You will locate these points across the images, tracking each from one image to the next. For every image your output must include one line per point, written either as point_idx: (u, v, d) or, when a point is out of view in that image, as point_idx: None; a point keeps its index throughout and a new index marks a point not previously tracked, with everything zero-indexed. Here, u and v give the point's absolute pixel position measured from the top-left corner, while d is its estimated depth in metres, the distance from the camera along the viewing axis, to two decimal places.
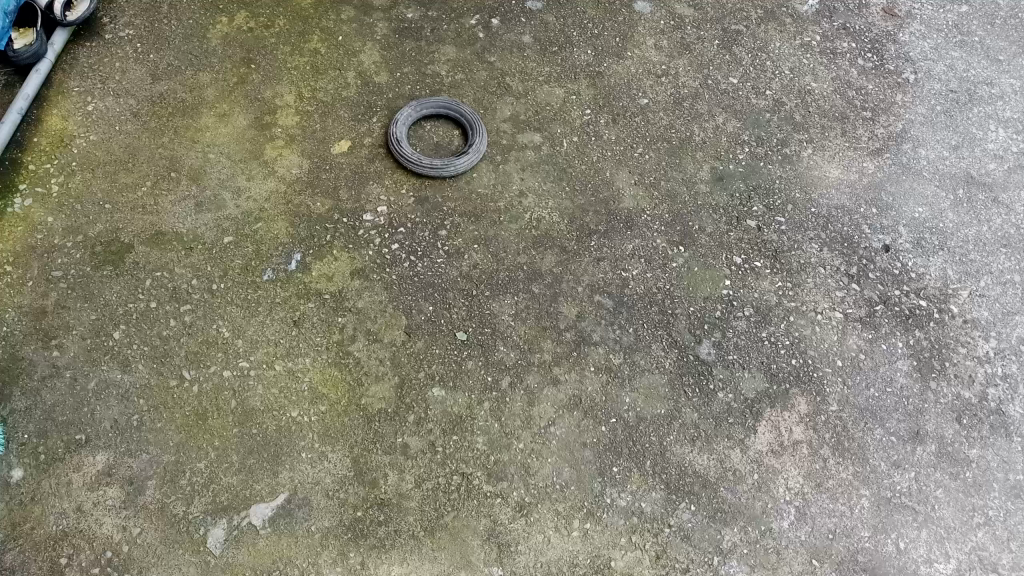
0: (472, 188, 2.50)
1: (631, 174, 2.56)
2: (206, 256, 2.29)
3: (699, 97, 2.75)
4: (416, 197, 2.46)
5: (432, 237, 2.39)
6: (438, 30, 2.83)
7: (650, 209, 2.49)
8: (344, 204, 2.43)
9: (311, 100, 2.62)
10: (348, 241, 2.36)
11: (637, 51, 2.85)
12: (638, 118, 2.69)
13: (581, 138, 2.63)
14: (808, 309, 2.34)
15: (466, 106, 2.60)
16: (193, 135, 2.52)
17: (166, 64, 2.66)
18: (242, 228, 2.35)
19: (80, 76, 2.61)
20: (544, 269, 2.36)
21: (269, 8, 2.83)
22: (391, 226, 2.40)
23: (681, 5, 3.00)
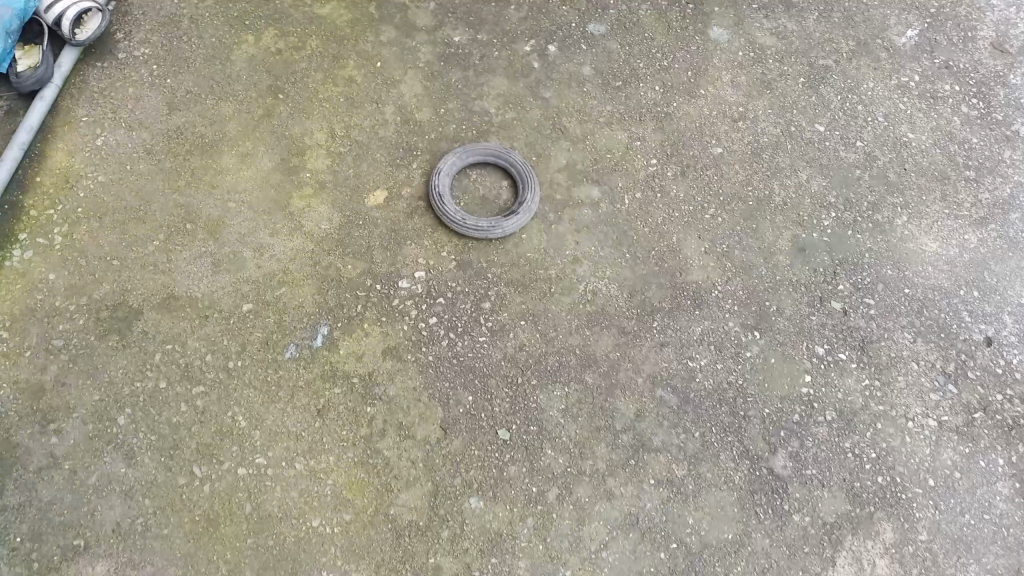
0: (521, 251, 2.22)
1: (701, 239, 2.26)
2: (223, 327, 2.06)
3: (780, 147, 2.43)
4: (459, 260, 2.19)
5: (475, 310, 2.12)
6: (488, 57, 2.52)
7: (722, 283, 2.20)
8: (378, 267, 2.17)
9: (344, 140, 2.34)
10: (380, 313, 2.10)
11: (711, 89, 2.53)
12: (711, 170, 2.37)
13: (646, 194, 2.33)
14: (899, 414, 2.05)
15: (517, 154, 2.32)
16: (212, 178, 2.26)
17: (183, 91, 2.39)
18: (263, 294, 2.11)
19: (89, 103, 2.35)
20: (599, 354, 2.07)
21: (300, 25, 2.54)
22: (429, 295, 2.13)
23: (762, 33, 2.66)
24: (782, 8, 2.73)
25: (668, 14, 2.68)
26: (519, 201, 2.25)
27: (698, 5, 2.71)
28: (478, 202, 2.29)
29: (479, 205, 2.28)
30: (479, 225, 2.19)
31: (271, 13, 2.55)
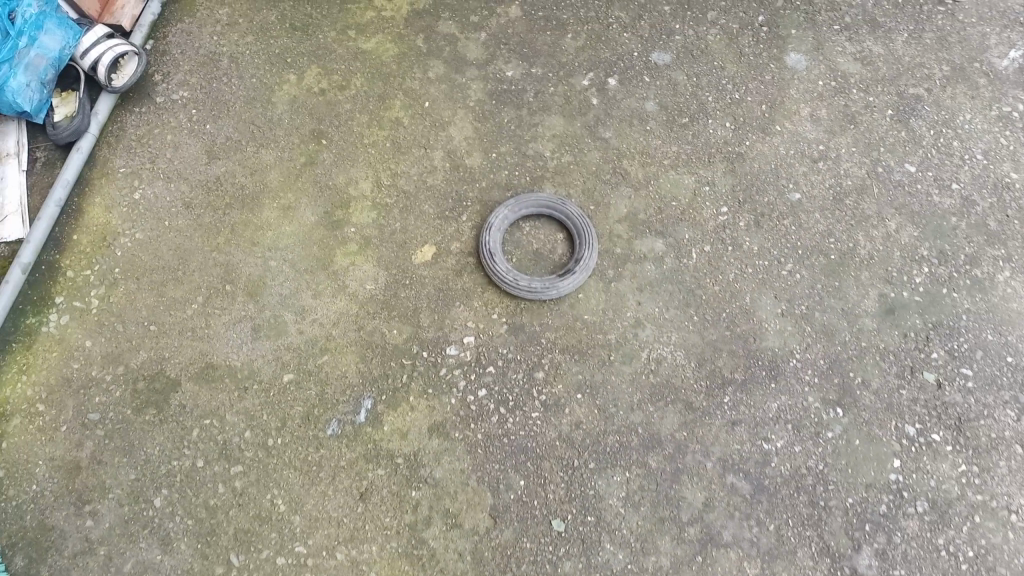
0: (578, 313, 2.05)
1: (777, 299, 2.06)
2: (262, 400, 1.96)
3: (866, 191, 2.20)
4: (511, 324, 2.04)
5: (528, 381, 1.97)
6: (543, 93, 2.36)
7: (800, 350, 2.00)
8: (425, 332, 2.03)
9: (389, 189, 2.20)
10: (427, 385, 1.97)
11: (787, 124, 2.31)
12: (788, 219, 2.16)
13: (715, 247, 2.13)
14: (1000, 506, 1.82)
15: (573, 205, 2.15)
16: (252, 234, 2.14)
17: (223, 137, 2.27)
18: (304, 363, 2.00)
19: (126, 152, 2.25)
20: (664, 434, 1.90)
21: (344, 61, 2.39)
22: (479, 364, 1.99)
23: (844, 58, 2.43)
24: (866, 29, 2.50)
25: (740, 38, 2.47)
26: (576, 257, 2.08)
27: (773, 28, 2.49)
28: (532, 258, 2.13)
29: (532, 262, 2.12)
30: (533, 286, 2.03)
31: (313, 48, 2.42)
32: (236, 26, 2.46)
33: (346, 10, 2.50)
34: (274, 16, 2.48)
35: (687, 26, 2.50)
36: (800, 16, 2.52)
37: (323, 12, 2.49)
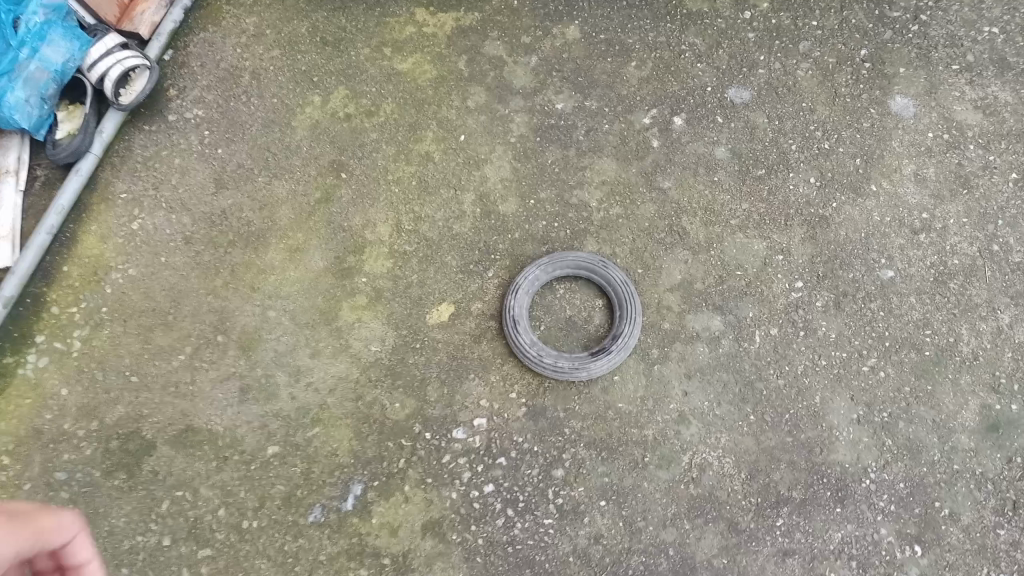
0: (612, 402, 1.73)
1: (854, 402, 1.71)
2: (242, 475, 1.72)
3: (976, 273, 1.84)
4: (531, 407, 1.74)
5: (544, 480, 1.67)
6: (596, 132, 2.05)
7: (878, 468, 1.65)
8: (431, 409, 1.76)
9: (410, 234, 1.93)
10: (427, 473, 1.70)
11: (885, 184, 1.95)
12: (876, 302, 1.80)
13: (784, 330, 1.79)
14: None
15: (617, 267, 1.82)
16: (254, 278, 1.91)
17: (234, 164, 2.06)
18: (292, 436, 1.75)
19: (130, 175, 2.07)
20: (699, 561, 1.59)
21: (376, 83, 2.14)
22: (488, 453, 1.70)
23: (962, 107, 2.05)
24: (992, 70, 2.12)
25: (836, 75, 2.11)
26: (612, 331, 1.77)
27: (877, 64, 2.13)
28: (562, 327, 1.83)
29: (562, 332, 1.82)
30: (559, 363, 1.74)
31: (343, 67, 2.18)
32: (262, 38, 2.24)
33: (383, 24, 2.24)
34: (305, 28, 2.25)
35: (773, 58, 2.14)
36: (912, 51, 2.14)
37: (359, 26, 2.24)
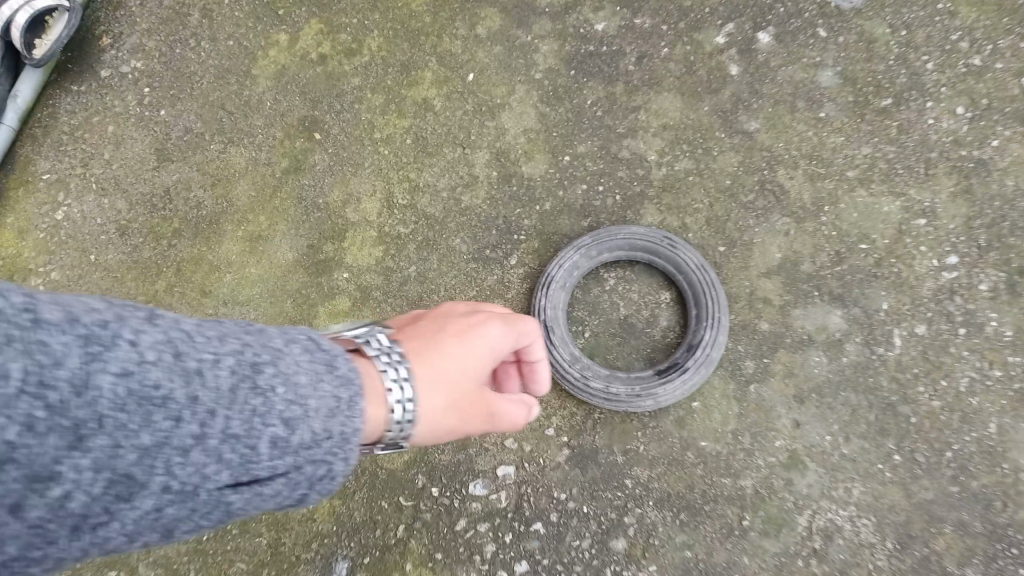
0: (690, 439, 1.26)
1: None
2: (192, 550, 1.28)
3: None
4: (575, 450, 1.27)
5: (597, 554, 1.22)
6: (651, 59, 1.51)
7: None
8: (440, 453, 1.28)
9: (405, 211, 1.44)
10: (435, 545, 1.24)
11: None
12: None
13: (935, 328, 1.27)
14: None
15: (690, 250, 1.30)
16: (205, 279, 1.45)
17: (180, 128, 1.58)
18: None
19: (55, 150, 1.62)
20: None
21: (358, 12, 1.63)
22: (519, 516, 1.24)
23: None
24: None
25: None
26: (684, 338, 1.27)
27: None
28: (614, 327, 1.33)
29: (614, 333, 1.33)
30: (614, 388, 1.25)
31: None
32: None
33: None
34: None
35: None
36: None
37: None
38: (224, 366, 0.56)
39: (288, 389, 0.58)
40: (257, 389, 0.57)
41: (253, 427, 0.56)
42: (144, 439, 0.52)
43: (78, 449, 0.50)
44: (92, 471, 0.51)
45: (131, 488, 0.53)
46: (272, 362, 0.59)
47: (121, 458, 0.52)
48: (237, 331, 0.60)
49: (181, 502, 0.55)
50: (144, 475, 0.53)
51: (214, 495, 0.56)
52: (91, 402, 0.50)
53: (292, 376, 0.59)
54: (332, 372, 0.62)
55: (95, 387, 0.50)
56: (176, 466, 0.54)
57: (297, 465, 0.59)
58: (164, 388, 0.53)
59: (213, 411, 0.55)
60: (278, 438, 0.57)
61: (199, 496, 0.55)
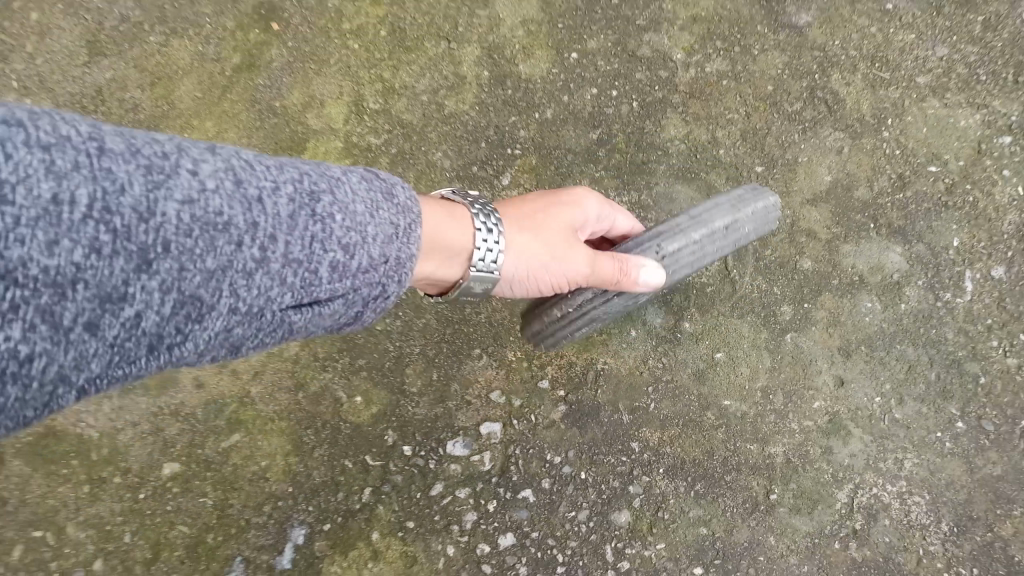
0: (711, 397, 1.04)
1: None
2: (128, 508, 1.07)
3: None
4: (574, 407, 1.06)
5: (596, 528, 1.01)
6: None
7: None
8: (416, 406, 1.09)
9: (378, 117, 1.20)
10: (405, 513, 1.04)
11: None
12: None
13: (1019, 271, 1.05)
14: None
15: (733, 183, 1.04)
16: None
17: (116, 15, 1.33)
18: (197, 448, 1.09)
19: None
20: None
21: None
22: (505, 482, 1.04)
23: None
24: None
25: None
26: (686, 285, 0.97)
27: None
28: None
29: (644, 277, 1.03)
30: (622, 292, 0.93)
31: None
32: None
33: None
34: None
35: None
36: None
37: None
38: (280, 196, 0.55)
39: (346, 224, 0.58)
40: (316, 221, 0.56)
41: (319, 250, 0.56)
42: (212, 265, 0.50)
43: (147, 273, 0.47)
44: (179, 292, 0.49)
45: (200, 310, 0.50)
46: (352, 195, 0.60)
47: (189, 280, 0.49)
48: (287, 167, 0.58)
49: (254, 324, 0.55)
50: (210, 304, 0.51)
51: (277, 316, 0.56)
52: (156, 229, 0.47)
53: (352, 217, 0.59)
54: (388, 211, 0.63)
55: (160, 216, 0.47)
56: (243, 293, 0.52)
57: (354, 288, 0.60)
58: (243, 225, 0.52)
59: (283, 243, 0.54)
60: (338, 263, 0.58)
61: (266, 318, 0.55)
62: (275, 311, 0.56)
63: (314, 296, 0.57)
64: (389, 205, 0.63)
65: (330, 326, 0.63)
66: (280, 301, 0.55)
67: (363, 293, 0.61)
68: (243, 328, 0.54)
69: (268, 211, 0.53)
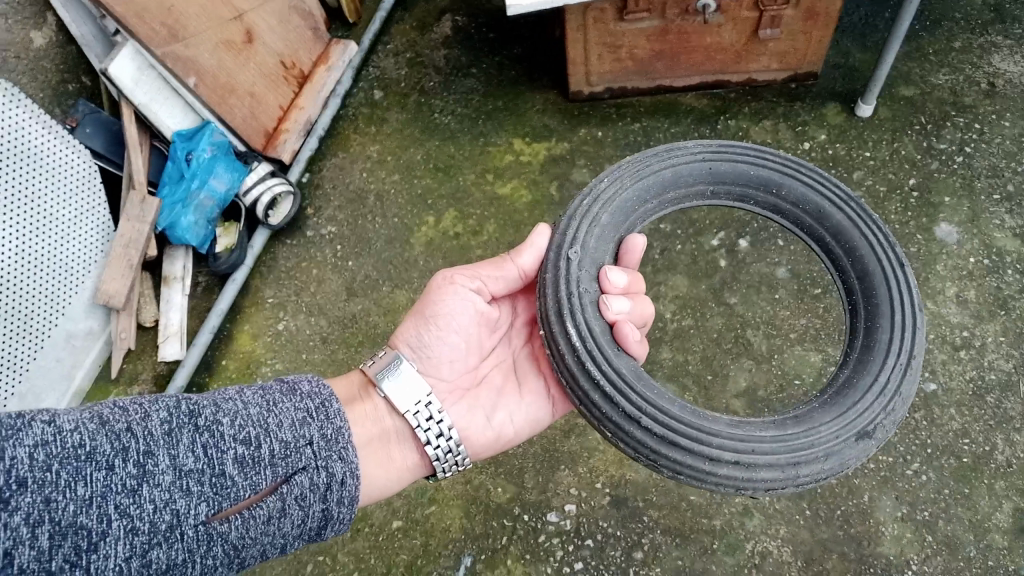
0: (683, 493, 2.03)
1: (898, 501, 1.96)
2: (372, 544, 2.08)
3: (1011, 389, 2.08)
4: (614, 496, 2.06)
5: (625, 559, 1.98)
6: (671, 250, 2.40)
7: (918, 560, 1.90)
8: (528, 493, 2.09)
9: None
10: (525, 550, 2.02)
11: (930, 304, 2.21)
12: (920, 412, 2.06)
13: None
14: None
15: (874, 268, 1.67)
16: None
17: (363, 275, 2.46)
18: (412, 512, 2.11)
19: (277, 282, 2.50)
20: None
21: (480, 206, 2.53)
22: (577, 534, 2.02)
23: (1002, 234, 2.32)
24: None
25: (887, 203, 2.40)
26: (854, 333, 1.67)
27: (924, 193, 2.41)
28: (589, 307, 1.55)
29: (589, 295, 1.57)
30: (547, 273, 1.60)
31: (453, 191, 2.58)
32: (384, 164, 2.67)
33: (486, 153, 2.64)
34: (420, 155, 2.67)
35: None
36: (956, 181, 2.43)
37: (465, 154, 2.65)
38: (151, 421, 1.02)
39: (231, 425, 1.08)
40: (203, 430, 1.05)
41: (219, 450, 1.05)
42: (81, 492, 0.92)
43: (15, 509, 0.87)
44: (75, 518, 0.91)
45: (84, 539, 0.91)
46: (244, 405, 1.12)
47: (56, 506, 0.90)
48: (114, 417, 1.00)
49: (172, 537, 0.98)
50: (107, 524, 0.93)
51: (200, 528, 1.00)
52: (13, 467, 0.88)
53: (242, 415, 1.10)
54: (293, 401, 1.18)
55: (20, 458, 0.89)
56: (134, 506, 0.96)
57: (251, 482, 1.06)
58: (108, 457, 0.96)
59: (166, 455, 1.00)
60: (238, 458, 1.06)
61: (187, 531, 0.99)
62: (195, 523, 1.00)
63: (234, 493, 1.04)
64: (293, 396, 1.19)
65: (245, 529, 1.04)
66: (195, 509, 1.00)
67: (313, 479, 1.12)
68: (159, 541, 0.97)
69: (159, 431, 1.01)
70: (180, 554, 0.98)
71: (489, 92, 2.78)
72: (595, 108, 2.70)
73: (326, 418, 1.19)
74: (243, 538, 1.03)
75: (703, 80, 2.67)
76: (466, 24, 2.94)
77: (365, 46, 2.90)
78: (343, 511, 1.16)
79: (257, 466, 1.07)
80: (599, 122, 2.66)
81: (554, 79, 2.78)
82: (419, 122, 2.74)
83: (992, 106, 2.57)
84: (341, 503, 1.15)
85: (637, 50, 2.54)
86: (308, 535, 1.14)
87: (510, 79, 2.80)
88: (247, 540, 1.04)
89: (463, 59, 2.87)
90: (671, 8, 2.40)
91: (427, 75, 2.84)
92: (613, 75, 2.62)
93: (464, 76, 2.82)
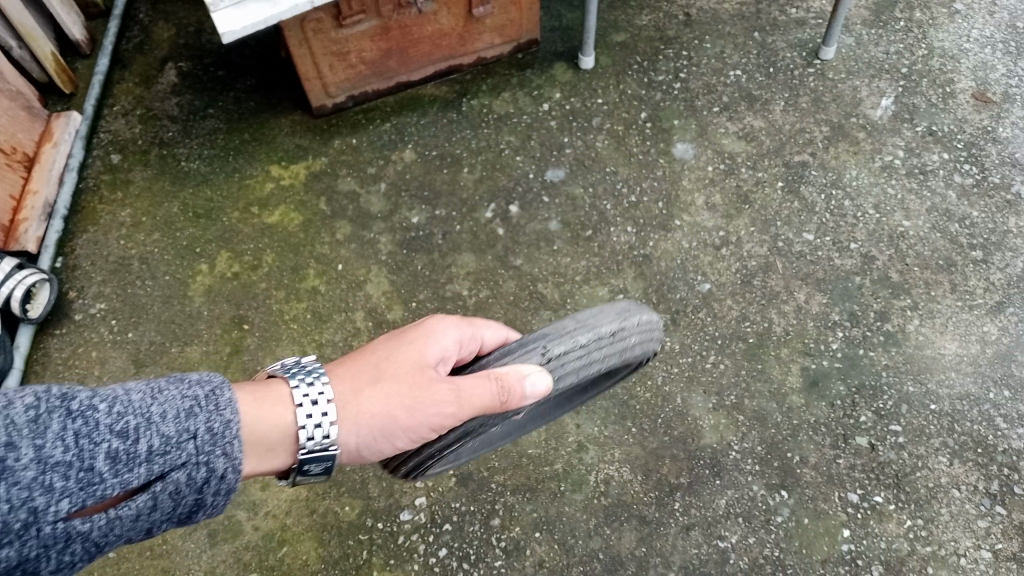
0: (520, 450, 2.11)
1: (707, 394, 2.14)
2: None
3: (770, 269, 2.31)
4: (458, 475, 2.09)
5: (485, 530, 2.00)
6: (451, 233, 2.46)
7: (738, 440, 2.07)
8: (376, 501, 2.07)
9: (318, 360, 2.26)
10: (388, 556, 2.00)
11: (686, 216, 2.42)
12: (703, 312, 2.26)
13: None
14: (949, 553, 1.89)
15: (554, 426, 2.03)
16: None
17: (148, 343, 2.33)
18: (265, 560, 2.02)
19: (56, 378, 2.29)
20: (624, 555, 1.94)
21: (252, 240, 2.48)
22: (434, 524, 2.03)
23: (728, 139, 2.56)
24: (745, 105, 2.63)
25: (628, 139, 2.60)
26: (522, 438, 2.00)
27: (656, 122, 2.62)
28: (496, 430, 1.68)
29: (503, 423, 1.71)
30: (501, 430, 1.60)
31: (220, 233, 2.51)
32: (141, 226, 2.55)
33: (245, 187, 2.59)
34: (177, 207, 2.57)
35: (575, 137, 2.62)
36: (680, 105, 2.65)
37: (224, 194, 2.58)
38: (18, 409, 0.89)
39: (108, 413, 0.96)
40: (75, 417, 0.93)
41: (90, 442, 0.93)
42: None
43: None
44: None
45: None
46: (126, 392, 0.99)
47: None
48: None
49: (27, 534, 0.88)
50: None
51: (59, 524, 0.90)
52: None
53: (121, 402, 0.98)
54: (180, 388, 1.03)
55: None
56: None
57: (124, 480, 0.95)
58: None
59: (31, 446, 0.88)
60: (110, 453, 0.94)
61: (44, 528, 0.89)
62: (54, 519, 0.90)
63: (102, 490, 0.93)
64: (180, 384, 1.04)
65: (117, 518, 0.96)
66: (56, 505, 0.89)
67: (192, 475, 1.00)
68: (11, 539, 0.87)
69: (24, 419, 0.88)
70: (35, 548, 0.90)
71: (232, 127, 2.72)
72: (342, 118, 2.71)
73: (217, 408, 1.04)
74: (105, 535, 0.96)
75: (437, 69, 2.75)
76: (192, 67, 2.87)
77: (89, 113, 2.75)
78: (220, 501, 1.05)
79: (132, 462, 0.95)
80: (350, 130, 2.68)
81: (295, 100, 2.76)
82: (167, 175, 2.64)
83: (693, 33, 2.82)
84: (218, 494, 1.03)
85: (365, 54, 2.57)
86: (180, 521, 1.04)
87: (250, 110, 2.76)
88: (112, 536, 0.97)
89: (197, 102, 2.78)
90: (383, 5, 2.45)
91: (163, 126, 2.74)
92: (350, 83, 2.64)
93: (203, 117, 2.75)
